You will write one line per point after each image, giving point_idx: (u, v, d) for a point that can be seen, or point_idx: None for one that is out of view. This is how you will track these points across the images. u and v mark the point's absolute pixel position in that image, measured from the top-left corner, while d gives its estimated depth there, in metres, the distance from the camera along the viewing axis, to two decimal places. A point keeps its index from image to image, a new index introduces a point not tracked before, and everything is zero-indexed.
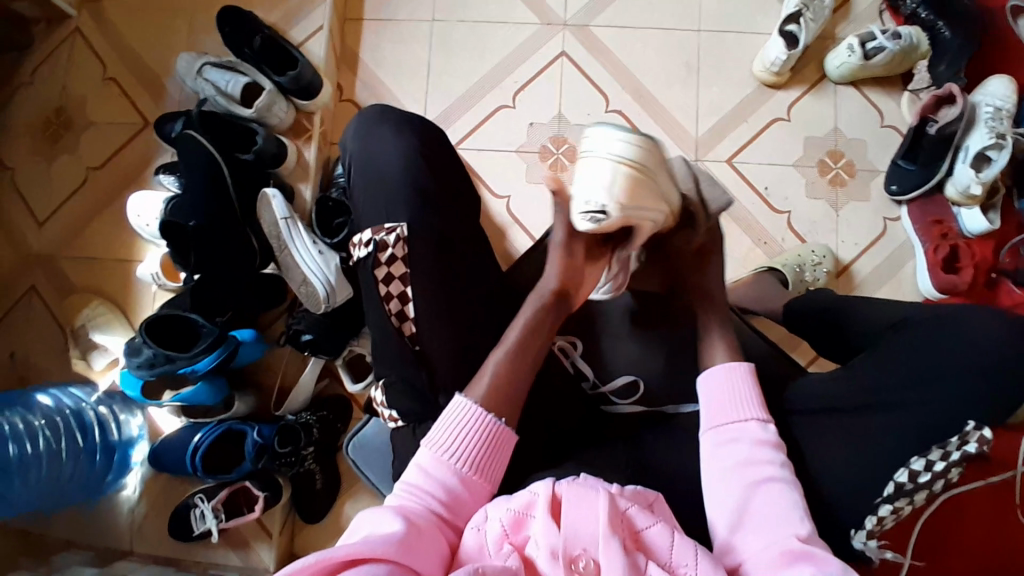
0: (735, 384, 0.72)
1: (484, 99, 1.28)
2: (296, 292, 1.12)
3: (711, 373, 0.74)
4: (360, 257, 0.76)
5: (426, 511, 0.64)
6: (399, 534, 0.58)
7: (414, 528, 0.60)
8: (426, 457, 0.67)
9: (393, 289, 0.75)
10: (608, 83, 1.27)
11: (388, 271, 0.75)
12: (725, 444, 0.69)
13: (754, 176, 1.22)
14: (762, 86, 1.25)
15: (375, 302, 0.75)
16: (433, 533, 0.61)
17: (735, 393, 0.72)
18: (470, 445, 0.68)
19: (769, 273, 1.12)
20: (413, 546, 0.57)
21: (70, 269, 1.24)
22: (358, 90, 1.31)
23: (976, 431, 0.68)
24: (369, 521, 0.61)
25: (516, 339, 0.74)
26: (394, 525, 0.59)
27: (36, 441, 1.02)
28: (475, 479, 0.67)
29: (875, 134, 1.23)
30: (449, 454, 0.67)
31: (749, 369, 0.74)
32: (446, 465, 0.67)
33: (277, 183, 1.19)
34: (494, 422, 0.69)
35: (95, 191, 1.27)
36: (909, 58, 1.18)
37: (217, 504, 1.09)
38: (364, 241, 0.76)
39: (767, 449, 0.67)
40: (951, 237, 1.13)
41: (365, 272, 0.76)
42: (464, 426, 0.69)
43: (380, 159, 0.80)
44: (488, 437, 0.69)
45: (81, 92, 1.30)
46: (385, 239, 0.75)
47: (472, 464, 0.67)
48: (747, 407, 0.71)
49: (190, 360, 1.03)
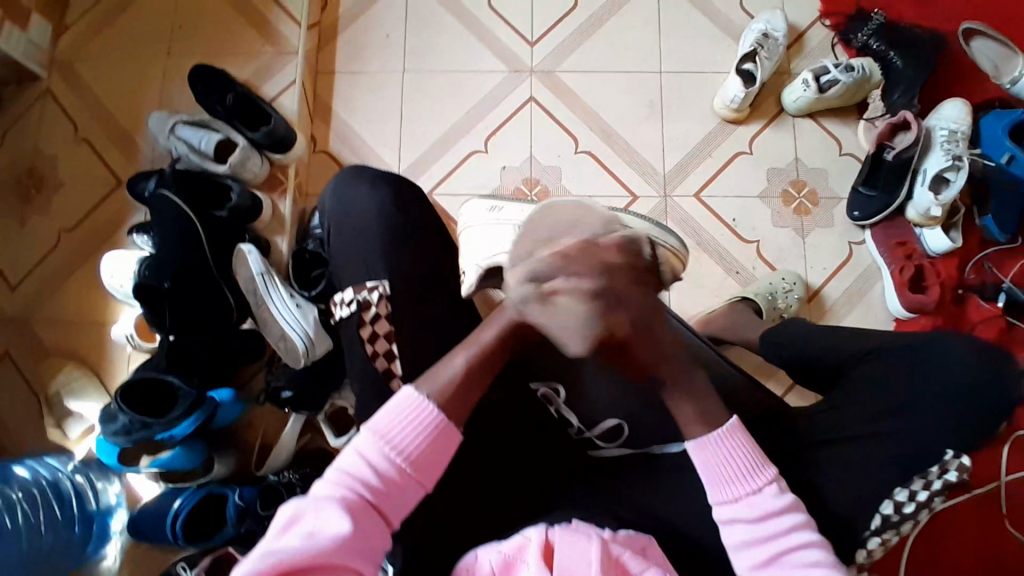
0: (724, 455, 0.69)
1: (458, 145, 1.31)
2: (274, 347, 1.10)
3: (697, 446, 0.69)
4: (343, 316, 0.77)
5: (365, 502, 0.61)
6: (343, 538, 0.58)
7: (357, 524, 0.60)
8: (364, 441, 0.64)
9: (379, 346, 0.74)
10: (577, 124, 1.31)
11: (372, 330, 0.75)
12: (730, 524, 0.68)
13: (722, 208, 1.26)
14: (724, 121, 1.29)
15: (362, 361, 0.75)
16: (375, 526, 0.61)
17: (727, 463, 0.68)
18: (412, 437, 0.64)
19: (744, 302, 1.14)
20: (357, 548, 0.58)
21: (42, 333, 1.22)
22: (332, 141, 1.32)
23: (956, 459, 0.70)
24: (311, 513, 0.60)
25: (463, 371, 0.67)
26: (337, 523, 0.59)
27: (15, 514, 0.97)
28: (416, 475, 0.64)
29: (835, 163, 1.27)
30: (391, 445, 0.63)
31: (733, 430, 0.69)
32: (385, 455, 0.63)
33: (253, 238, 1.19)
34: (435, 411, 0.65)
35: (69, 251, 1.25)
36: (865, 87, 1.24)
37: (200, 573, 1.01)
38: (345, 300, 0.77)
39: (778, 517, 0.66)
40: (915, 257, 1.18)
41: (350, 330, 0.77)
42: (402, 414, 0.65)
43: (358, 215, 0.84)
44: (432, 429, 0.64)
45: (55, 152, 1.30)
46: (368, 298, 0.76)
47: (412, 455, 0.64)
48: (745, 476, 0.68)
49: (167, 426, 1.01)
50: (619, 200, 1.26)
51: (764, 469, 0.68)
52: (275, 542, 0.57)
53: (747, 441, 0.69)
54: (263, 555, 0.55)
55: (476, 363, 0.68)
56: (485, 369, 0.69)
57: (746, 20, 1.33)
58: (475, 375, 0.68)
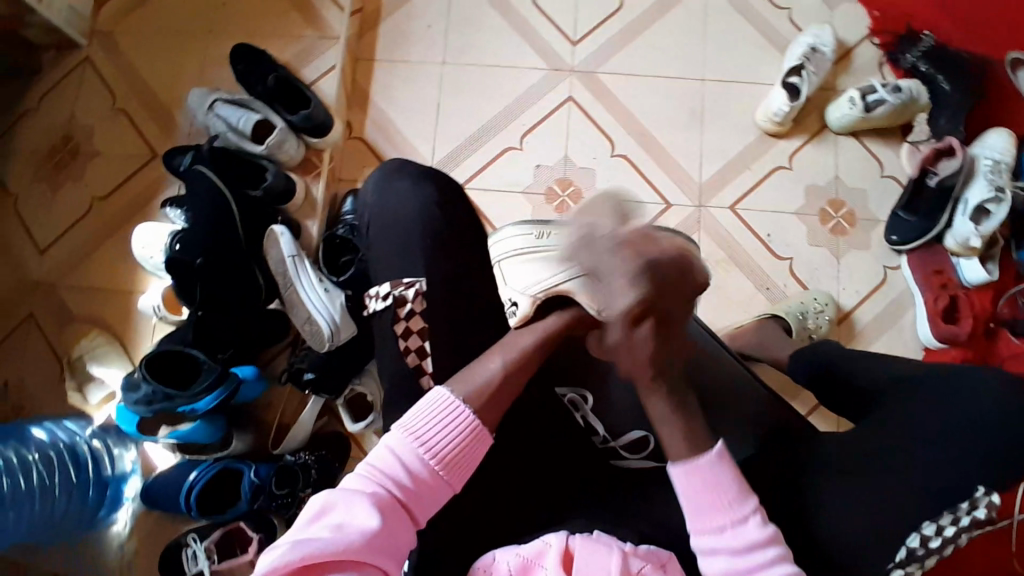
0: (708, 480, 0.67)
1: (493, 140, 1.30)
2: (299, 329, 1.11)
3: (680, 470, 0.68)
4: (378, 309, 0.83)
5: (392, 500, 0.64)
6: (371, 533, 0.60)
7: (385, 520, 0.62)
8: (397, 439, 0.67)
9: (412, 342, 0.80)
10: (613, 126, 1.30)
11: (407, 326, 0.81)
12: (710, 555, 0.66)
13: (756, 221, 1.24)
14: (765, 134, 1.27)
15: (395, 355, 0.81)
16: (401, 524, 0.64)
17: (709, 490, 0.67)
18: (443, 440, 0.68)
19: (773, 320, 1.13)
20: (382, 544, 0.61)
21: (70, 299, 1.23)
22: (367, 128, 1.32)
23: (986, 497, 0.66)
24: (339, 506, 0.62)
25: (499, 377, 0.72)
26: (365, 518, 0.61)
27: (30, 475, 0.99)
28: (445, 476, 0.67)
29: (875, 184, 1.25)
30: (423, 446, 0.67)
31: (718, 457, 0.68)
32: (416, 455, 0.67)
33: (285, 220, 1.19)
34: (468, 414, 0.69)
35: (102, 220, 1.27)
36: (909, 110, 1.21)
37: (210, 545, 1.06)
38: (382, 294, 0.83)
39: (759, 551, 0.64)
40: (951, 287, 1.15)
41: (384, 325, 0.82)
42: (436, 415, 0.69)
43: (400, 207, 0.88)
44: (462, 433, 0.69)
45: (91, 122, 1.31)
46: (404, 294, 0.82)
47: (443, 457, 0.67)
48: (725, 505, 0.66)
49: (190, 400, 1.02)
50: (651, 207, 1.25)
51: (744, 496, 0.66)
52: (304, 532, 0.60)
53: (731, 467, 0.68)
54: (292, 545, 0.57)
55: (511, 368, 0.73)
56: (518, 373, 0.74)
57: (793, 33, 1.31)
58: (510, 380, 0.73)
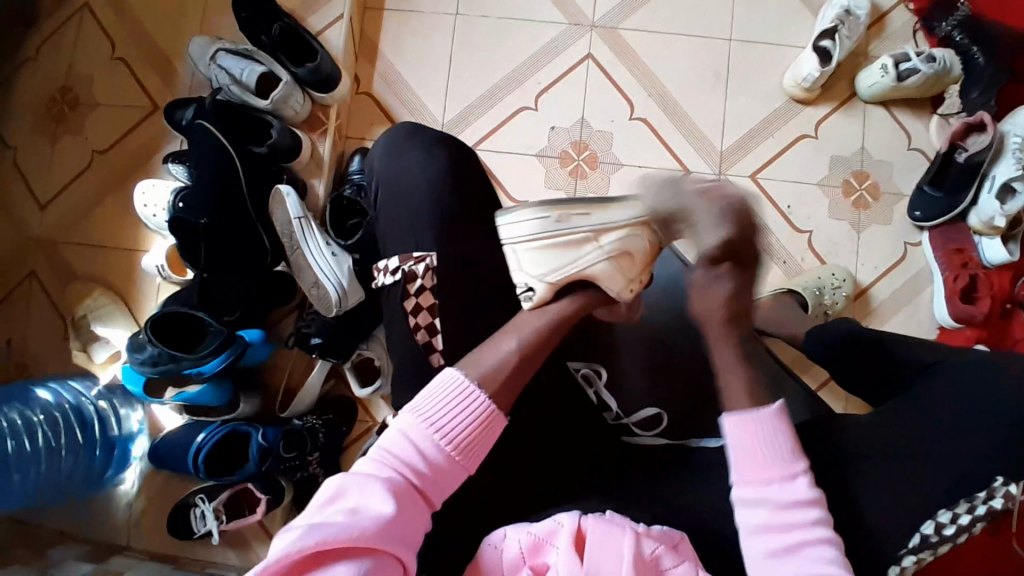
0: (763, 433, 0.66)
1: (506, 99, 1.25)
2: (306, 293, 1.09)
3: (733, 423, 0.67)
4: (388, 285, 0.82)
5: (407, 485, 0.64)
6: (386, 519, 0.60)
7: (400, 505, 0.62)
8: (411, 421, 0.66)
9: (422, 319, 0.80)
10: (633, 88, 1.24)
11: (417, 302, 0.81)
12: (752, 507, 0.64)
13: (777, 192, 1.21)
14: (791, 100, 1.22)
15: (404, 335, 0.81)
16: (415, 508, 0.63)
17: (762, 444, 0.66)
18: (459, 425, 0.67)
19: (789, 296, 1.11)
20: (397, 530, 0.60)
21: (71, 256, 1.20)
22: (376, 83, 1.26)
23: (1004, 486, 0.67)
24: (354, 490, 0.62)
25: (513, 361, 0.72)
26: (380, 503, 0.61)
27: (35, 437, 0.98)
28: (460, 461, 0.67)
29: (901, 157, 1.21)
30: (438, 430, 0.66)
31: (777, 414, 0.67)
32: (431, 440, 0.66)
33: (290, 179, 1.15)
34: (483, 397, 0.69)
35: (102, 174, 1.22)
36: (941, 82, 1.16)
37: (218, 506, 1.07)
38: (391, 268, 0.82)
39: (802, 509, 0.64)
40: (971, 266, 1.12)
41: (393, 302, 0.82)
42: (451, 397, 0.68)
43: (412, 181, 0.86)
44: (477, 419, 0.68)
45: (89, 71, 1.25)
46: (414, 269, 0.81)
47: (458, 440, 0.67)
48: (777, 460, 0.65)
49: (196, 362, 1.00)
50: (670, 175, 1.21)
51: (797, 457, 0.66)
52: (318, 515, 0.59)
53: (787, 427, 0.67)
54: (306, 530, 0.57)
55: (526, 350, 0.73)
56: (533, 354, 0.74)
57: None
58: (525, 363, 0.73)
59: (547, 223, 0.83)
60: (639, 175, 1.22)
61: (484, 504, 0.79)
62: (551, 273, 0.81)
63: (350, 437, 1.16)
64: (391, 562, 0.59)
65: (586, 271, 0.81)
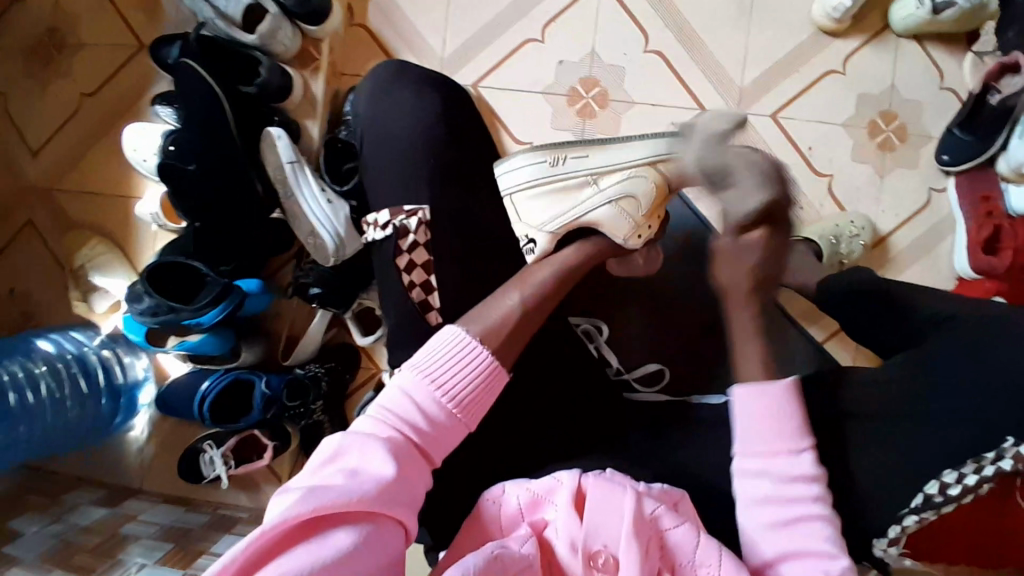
0: (774, 403, 0.65)
1: (510, 31, 1.17)
2: (303, 242, 1.06)
3: (746, 390, 0.65)
4: (377, 239, 0.80)
5: (407, 444, 0.62)
6: (386, 481, 0.58)
7: (402, 466, 0.60)
8: (411, 378, 0.64)
9: (416, 277, 0.78)
10: (649, 18, 1.15)
11: (410, 259, 0.78)
12: (753, 477, 0.64)
13: (799, 134, 1.14)
14: (819, 32, 1.13)
15: (399, 290, 0.79)
16: (417, 467, 0.62)
17: (773, 414, 0.64)
18: (459, 382, 0.65)
19: (805, 244, 1.06)
20: (397, 493, 0.58)
21: (70, 205, 1.18)
22: (370, 13, 1.18)
23: (1015, 447, 0.63)
24: (353, 450, 0.60)
25: (515, 313, 0.71)
26: (381, 465, 0.59)
27: (38, 389, 1.00)
28: (462, 418, 0.65)
29: (933, 97, 1.12)
30: (439, 389, 0.64)
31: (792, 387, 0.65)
32: (433, 398, 0.64)
33: (282, 121, 1.09)
34: (484, 351, 0.67)
35: (93, 117, 1.17)
36: (977, 17, 1.05)
37: (226, 452, 1.08)
38: (381, 223, 0.79)
39: (803, 484, 0.63)
40: (996, 216, 1.05)
41: (385, 256, 0.79)
42: (453, 354, 0.66)
43: (406, 127, 0.83)
44: (481, 374, 0.66)
45: (74, 9, 1.17)
46: (407, 224, 0.79)
47: (459, 395, 0.65)
48: (784, 434, 0.64)
49: (194, 313, 0.98)
50: (685, 114, 1.14)
51: (803, 433, 0.64)
52: (317, 476, 0.58)
53: (799, 399, 0.65)
54: (305, 494, 0.54)
55: (529, 303, 0.72)
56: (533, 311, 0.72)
57: None
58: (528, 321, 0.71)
59: (541, 167, 0.82)
60: (652, 115, 1.15)
61: (484, 461, 0.78)
62: (550, 223, 0.80)
63: (354, 385, 1.16)
64: (391, 525, 0.58)
65: (586, 218, 0.80)
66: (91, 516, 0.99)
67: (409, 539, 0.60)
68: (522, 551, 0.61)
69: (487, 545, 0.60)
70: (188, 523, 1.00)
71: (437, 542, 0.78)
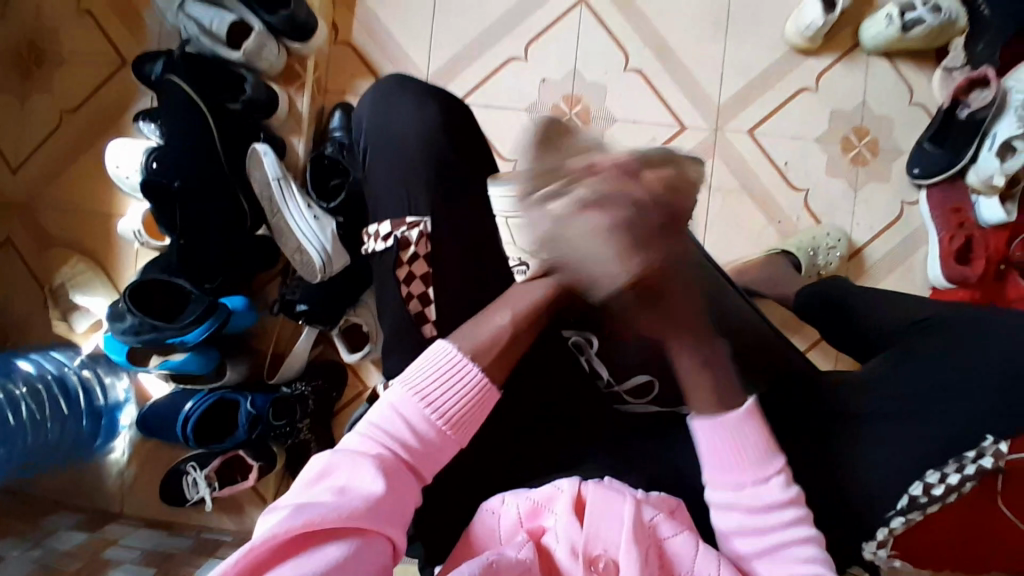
0: (737, 436, 0.65)
1: (494, 49, 1.18)
2: (289, 259, 1.06)
3: (705, 425, 0.66)
4: (378, 250, 0.80)
5: (397, 461, 0.62)
6: (374, 499, 0.58)
7: (391, 484, 0.60)
8: (400, 394, 0.64)
9: (414, 290, 0.78)
10: (629, 36, 1.18)
11: (409, 271, 0.78)
12: (727, 509, 0.65)
13: (776, 149, 1.17)
14: (794, 50, 1.17)
15: (395, 304, 0.79)
16: (406, 485, 0.61)
17: (735, 450, 0.65)
18: (450, 398, 0.65)
19: (784, 256, 1.09)
20: (386, 511, 0.58)
21: (46, 222, 1.16)
22: (355, 31, 1.19)
23: (994, 446, 0.62)
24: (343, 468, 0.60)
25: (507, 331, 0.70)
26: (370, 482, 0.59)
27: (20, 410, 0.96)
28: (452, 435, 0.65)
29: (903, 113, 1.17)
30: (430, 407, 0.64)
31: (751, 414, 0.66)
32: (422, 415, 0.64)
33: (269, 136, 1.10)
34: (474, 368, 0.67)
35: (72, 134, 1.16)
36: (947, 33, 1.10)
37: (210, 473, 1.07)
38: (382, 234, 0.80)
39: (778, 509, 0.64)
40: (967, 226, 1.09)
41: (386, 267, 0.79)
42: (443, 369, 0.66)
43: (397, 142, 0.83)
44: (471, 391, 0.66)
45: (53, 25, 1.16)
46: (408, 236, 0.79)
47: (449, 411, 0.65)
48: (750, 465, 0.65)
49: (179, 332, 0.97)
50: (666, 130, 1.17)
51: (772, 458, 0.65)
52: (306, 493, 0.57)
53: (761, 426, 0.66)
54: (294, 510, 0.54)
55: (520, 323, 0.71)
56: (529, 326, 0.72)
57: None
58: (523, 330, 0.71)
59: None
60: (634, 131, 1.17)
61: (476, 472, 0.78)
62: None
63: (340, 402, 1.15)
64: (380, 542, 0.57)
65: None
66: (72, 540, 0.96)
67: (400, 557, 0.59)
68: (519, 556, 0.61)
69: (482, 556, 0.59)
70: (171, 547, 0.98)
71: (430, 556, 0.77)
